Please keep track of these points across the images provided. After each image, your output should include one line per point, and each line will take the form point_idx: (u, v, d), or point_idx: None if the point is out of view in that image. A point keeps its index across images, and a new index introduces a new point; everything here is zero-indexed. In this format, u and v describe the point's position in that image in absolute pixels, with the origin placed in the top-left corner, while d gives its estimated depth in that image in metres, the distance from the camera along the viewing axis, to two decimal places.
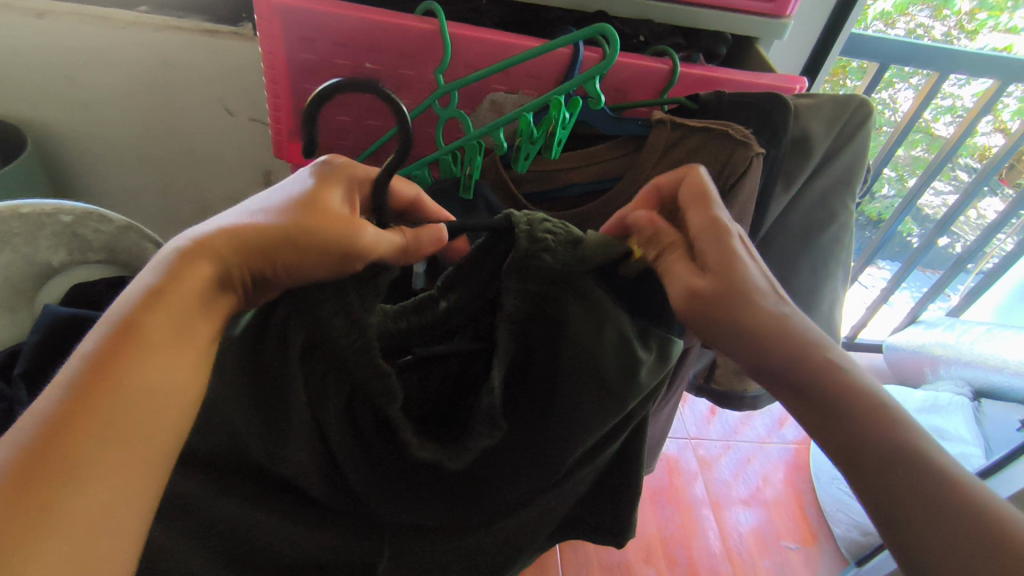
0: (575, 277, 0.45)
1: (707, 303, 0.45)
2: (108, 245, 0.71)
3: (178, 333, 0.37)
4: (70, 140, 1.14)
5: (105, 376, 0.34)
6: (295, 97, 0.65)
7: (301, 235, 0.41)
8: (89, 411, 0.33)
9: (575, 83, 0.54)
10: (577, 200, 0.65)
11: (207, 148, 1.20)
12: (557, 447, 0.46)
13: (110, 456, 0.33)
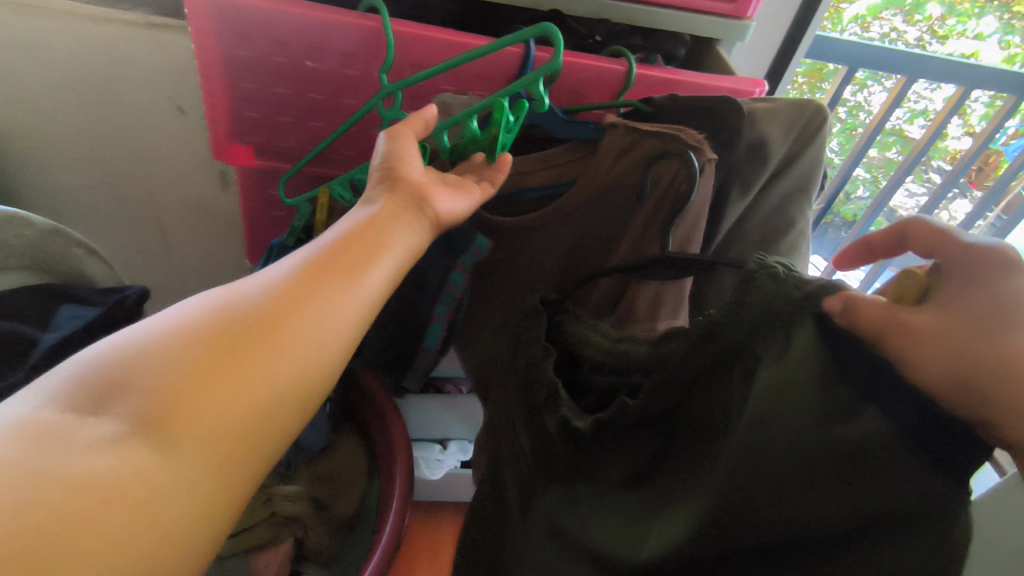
0: (792, 314, 0.36)
1: (915, 323, 0.31)
2: (33, 250, 0.67)
3: (373, 255, 0.42)
4: (11, 137, 1.08)
5: (315, 271, 0.39)
6: (231, 94, 0.60)
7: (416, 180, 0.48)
8: (292, 296, 0.37)
9: (521, 85, 0.50)
10: (531, 206, 0.62)
11: (157, 146, 1.15)
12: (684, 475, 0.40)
13: (293, 340, 0.36)
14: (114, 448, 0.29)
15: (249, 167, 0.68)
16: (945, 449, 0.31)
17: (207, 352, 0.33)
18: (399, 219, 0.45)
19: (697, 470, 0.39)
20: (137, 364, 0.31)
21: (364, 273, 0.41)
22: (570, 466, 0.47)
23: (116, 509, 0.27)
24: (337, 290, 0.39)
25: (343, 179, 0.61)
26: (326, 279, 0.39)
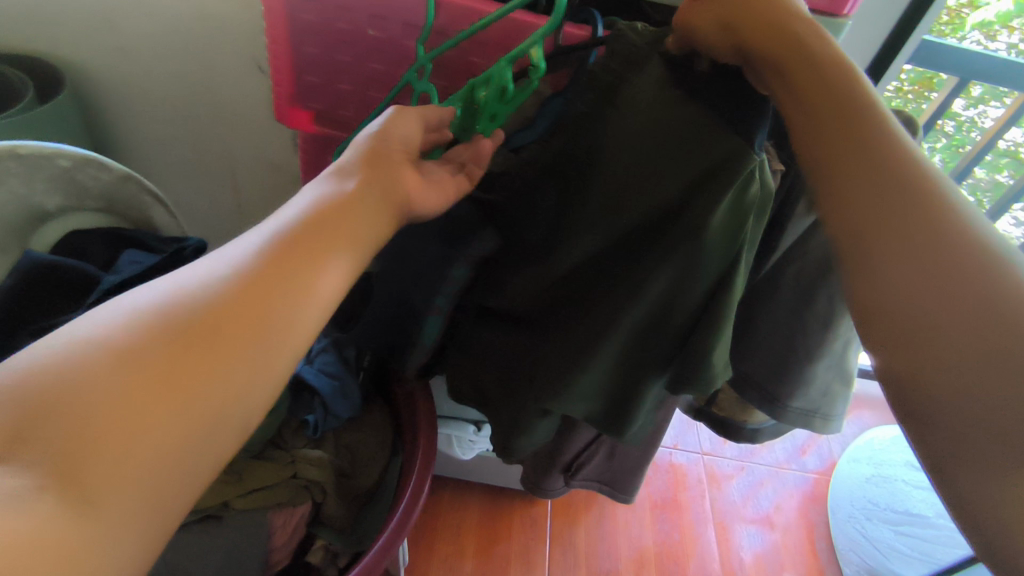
0: (641, 57, 0.49)
1: (753, 53, 0.45)
2: (107, 194, 0.71)
3: (339, 234, 0.43)
4: (108, 84, 1.16)
5: (270, 256, 0.40)
6: (293, 59, 0.61)
7: (389, 175, 0.48)
8: (251, 284, 0.38)
9: (520, 49, 0.46)
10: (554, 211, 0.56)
11: (239, 105, 1.20)
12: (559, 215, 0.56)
13: (247, 334, 0.37)
14: (26, 499, 0.28)
15: (307, 132, 0.69)
16: (739, 109, 0.46)
17: (142, 352, 0.33)
18: (374, 202, 0.46)
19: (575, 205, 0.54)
20: (55, 385, 0.30)
21: (328, 251, 0.42)
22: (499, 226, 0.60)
23: (43, 555, 0.27)
24: (299, 274, 0.40)
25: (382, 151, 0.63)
26: (285, 261, 0.40)
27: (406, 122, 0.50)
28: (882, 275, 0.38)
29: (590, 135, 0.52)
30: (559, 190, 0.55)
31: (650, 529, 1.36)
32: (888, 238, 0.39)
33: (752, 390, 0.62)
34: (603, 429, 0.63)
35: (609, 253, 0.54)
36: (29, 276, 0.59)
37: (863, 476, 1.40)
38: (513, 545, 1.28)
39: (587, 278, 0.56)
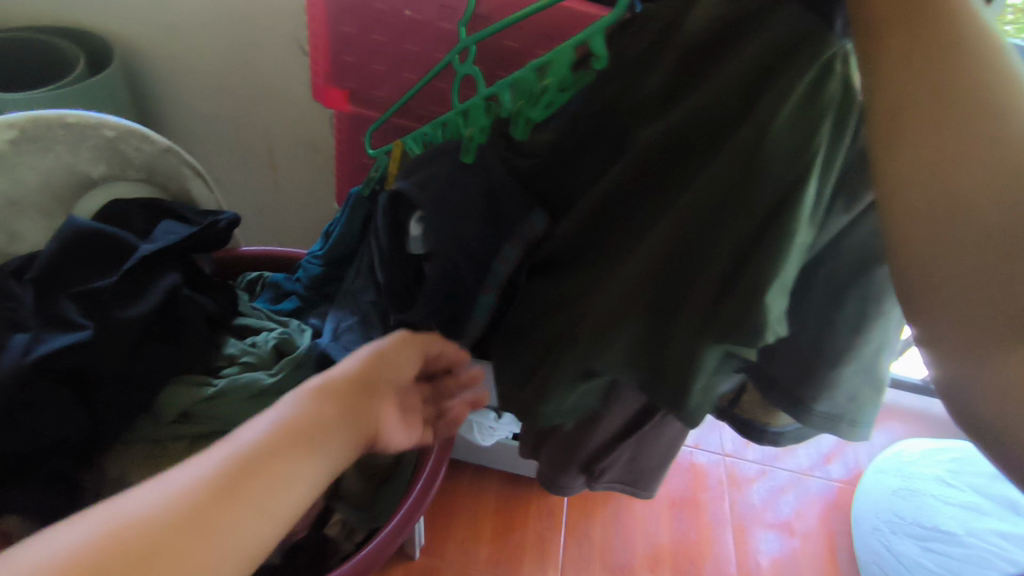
0: None
1: None
2: (149, 165, 0.74)
3: (318, 422, 0.44)
4: (157, 61, 1.20)
5: (267, 447, 0.41)
6: (330, 38, 0.61)
7: (364, 392, 0.50)
8: (225, 488, 0.37)
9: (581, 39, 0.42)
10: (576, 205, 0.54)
11: (278, 82, 1.22)
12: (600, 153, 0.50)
13: (209, 535, 0.36)
14: None
15: (342, 112, 0.70)
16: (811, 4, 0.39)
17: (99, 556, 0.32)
18: (344, 386, 0.49)
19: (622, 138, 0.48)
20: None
21: (310, 453, 0.42)
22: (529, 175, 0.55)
23: None
24: (291, 464, 0.41)
25: (414, 133, 0.62)
26: (280, 447, 0.41)
27: (382, 367, 0.55)
28: (912, 167, 0.32)
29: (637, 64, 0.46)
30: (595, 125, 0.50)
31: (666, 526, 1.35)
32: (943, 130, 0.31)
33: (777, 393, 0.61)
34: (660, 399, 0.51)
35: (648, 184, 0.48)
36: (69, 242, 0.61)
37: (891, 488, 1.35)
38: (528, 534, 1.28)
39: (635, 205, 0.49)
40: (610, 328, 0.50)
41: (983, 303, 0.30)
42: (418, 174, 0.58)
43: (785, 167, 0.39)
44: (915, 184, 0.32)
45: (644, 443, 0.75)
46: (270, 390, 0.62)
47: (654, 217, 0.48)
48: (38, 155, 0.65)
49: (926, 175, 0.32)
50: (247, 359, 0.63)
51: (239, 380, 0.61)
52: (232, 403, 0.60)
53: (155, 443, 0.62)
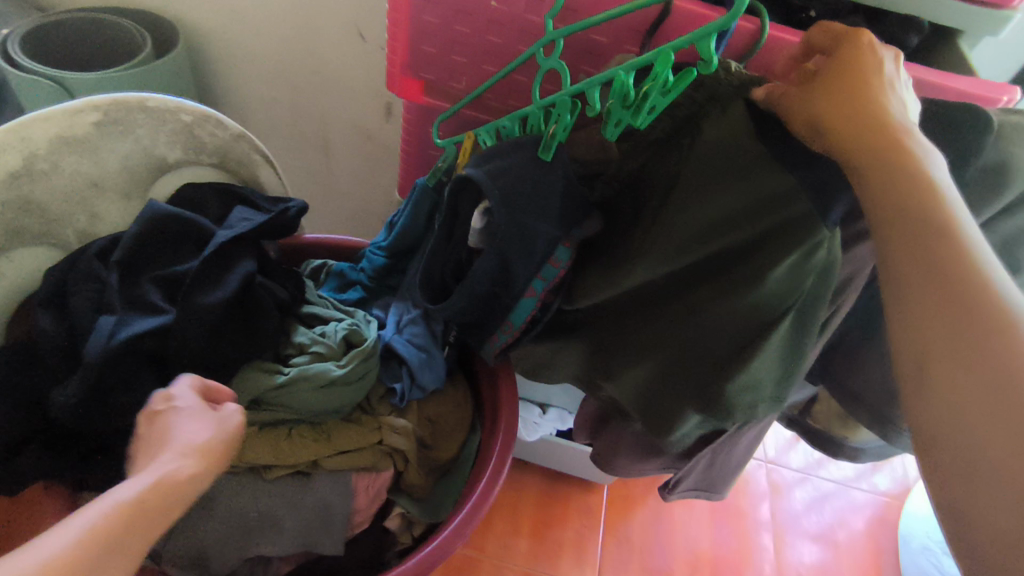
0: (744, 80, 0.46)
1: (836, 146, 0.41)
2: (222, 150, 0.74)
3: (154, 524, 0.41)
4: (218, 44, 1.21)
5: (96, 535, 0.37)
6: (411, 29, 0.60)
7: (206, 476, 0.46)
8: None
9: (687, 42, 0.41)
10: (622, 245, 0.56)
11: (337, 69, 1.22)
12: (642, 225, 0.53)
13: None
14: None
15: (416, 103, 0.69)
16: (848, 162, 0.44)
17: None
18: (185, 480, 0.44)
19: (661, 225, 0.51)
20: None
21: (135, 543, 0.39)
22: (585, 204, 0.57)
23: None
24: (120, 555, 0.38)
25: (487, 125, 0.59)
26: (112, 545, 0.38)
27: (220, 445, 0.49)
28: (932, 370, 0.34)
29: (676, 153, 0.49)
30: (647, 194, 0.52)
31: (706, 531, 1.33)
32: (942, 316, 0.34)
33: (865, 410, 0.57)
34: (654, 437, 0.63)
35: (687, 276, 0.53)
36: (149, 228, 0.62)
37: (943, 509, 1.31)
38: (567, 532, 1.28)
39: (656, 301, 0.56)
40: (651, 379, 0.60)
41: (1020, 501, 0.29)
42: (489, 166, 0.55)
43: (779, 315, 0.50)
44: (936, 406, 0.33)
45: (721, 452, 0.74)
46: (339, 380, 0.62)
47: (691, 316, 0.53)
48: (120, 138, 0.66)
49: (934, 398, 0.33)
50: (316, 349, 0.63)
51: (310, 370, 0.61)
52: (302, 392, 0.61)
53: None
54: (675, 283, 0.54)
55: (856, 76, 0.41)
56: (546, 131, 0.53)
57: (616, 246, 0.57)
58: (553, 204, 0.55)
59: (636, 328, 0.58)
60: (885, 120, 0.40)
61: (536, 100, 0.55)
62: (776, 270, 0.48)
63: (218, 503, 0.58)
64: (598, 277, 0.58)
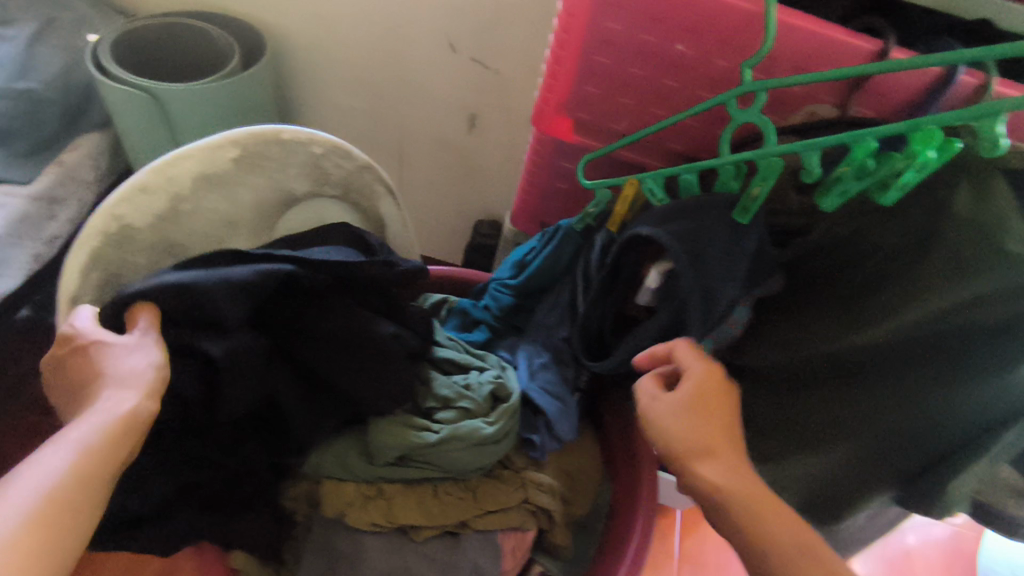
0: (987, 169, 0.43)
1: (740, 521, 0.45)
2: (346, 181, 0.70)
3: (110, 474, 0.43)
4: (301, 51, 1.17)
5: (53, 501, 0.39)
6: (579, 68, 0.56)
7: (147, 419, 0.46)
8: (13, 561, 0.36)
9: (958, 120, 0.37)
10: (819, 311, 0.52)
11: (422, 79, 1.18)
12: (854, 290, 0.49)
13: None
14: None
15: (562, 139, 0.65)
16: None
17: None
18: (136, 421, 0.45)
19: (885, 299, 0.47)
20: None
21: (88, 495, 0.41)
22: (779, 264, 0.53)
23: None
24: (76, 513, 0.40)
25: (657, 175, 0.55)
26: (77, 504, 0.40)
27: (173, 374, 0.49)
28: None
29: (915, 218, 0.45)
30: (864, 262, 0.48)
31: None
32: None
33: None
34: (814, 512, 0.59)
35: (901, 353, 0.48)
36: (207, 284, 0.50)
37: None
38: None
39: (860, 375, 0.51)
40: (825, 449, 0.54)
41: None
42: (668, 228, 0.51)
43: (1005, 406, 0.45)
44: None
45: (842, 538, 0.66)
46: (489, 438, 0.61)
47: (898, 395, 0.49)
48: (253, 174, 0.63)
49: None
50: (464, 404, 0.62)
51: (464, 427, 0.60)
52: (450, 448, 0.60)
53: (369, 483, 0.60)
54: (887, 358, 0.49)
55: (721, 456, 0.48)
56: (745, 191, 0.49)
57: (810, 307, 0.52)
58: (749, 264, 0.51)
59: (819, 394, 0.54)
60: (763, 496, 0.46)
61: (724, 153, 0.51)
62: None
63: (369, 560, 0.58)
64: (786, 336, 0.54)
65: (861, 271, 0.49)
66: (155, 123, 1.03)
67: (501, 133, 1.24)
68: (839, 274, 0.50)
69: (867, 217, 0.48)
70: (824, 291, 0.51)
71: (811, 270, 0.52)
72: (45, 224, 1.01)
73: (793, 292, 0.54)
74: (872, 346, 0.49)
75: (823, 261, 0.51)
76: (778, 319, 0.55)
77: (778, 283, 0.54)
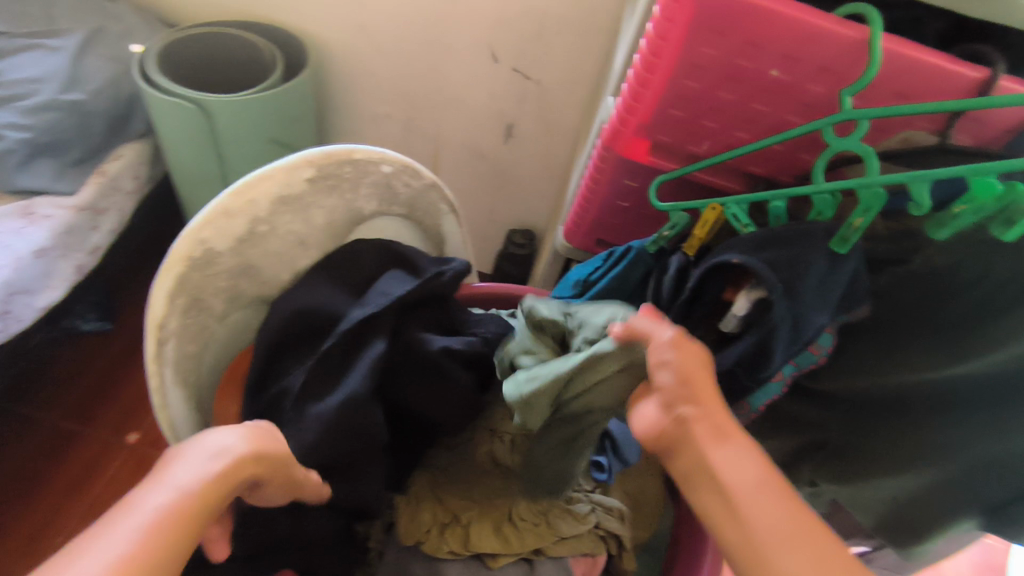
0: None
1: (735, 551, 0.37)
2: (413, 200, 0.70)
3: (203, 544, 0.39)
4: (341, 61, 1.16)
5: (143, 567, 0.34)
6: (666, 91, 0.56)
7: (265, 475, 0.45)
8: None
9: None
10: (915, 339, 0.51)
11: (461, 89, 1.17)
12: (954, 319, 0.48)
13: None
14: None
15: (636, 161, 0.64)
16: None
17: None
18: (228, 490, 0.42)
19: (988, 332, 0.46)
20: None
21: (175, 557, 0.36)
22: (874, 290, 0.53)
23: None
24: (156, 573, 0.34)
25: (743, 200, 0.55)
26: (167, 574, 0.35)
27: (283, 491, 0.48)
28: None
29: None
30: (967, 292, 0.47)
31: None
32: None
33: None
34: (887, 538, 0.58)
35: (1002, 387, 0.47)
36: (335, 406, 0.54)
37: None
38: None
39: (967, 403, 0.49)
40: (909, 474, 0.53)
41: None
42: (762, 254, 0.51)
43: None
44: None
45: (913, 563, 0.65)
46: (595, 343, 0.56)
47: (997, 428, 0.48)
48: (326, 194, 0.62)
49: None
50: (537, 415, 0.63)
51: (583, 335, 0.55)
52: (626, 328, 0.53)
53: (445, 512, 0.60)
54: (991, 386, 0.47)
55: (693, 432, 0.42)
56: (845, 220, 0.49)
57: (907, 333, 0.52)
58: (843, 290, 0.51)
59: (909, 423, 0.53)
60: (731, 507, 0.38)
61: (820, 181, 0.51)
62: None
63: None
64: (879, 361, 0.54)
65: (962, 302, 0.48)
66: (199, 134, 1.02)
67: (538, 143, 1.22)
68: (937, 303, 0.49)
69: (970, 247, 0.46)
70: (920, 319, 0.51)
71: (905, 298, 0.51)
72: (89, 233, 1.02)
73: (884, 319, 0.53)
74: (971, 378, 0.48)
75: (919, 289, 0.50)
76: (869, 345, 0.55)
77: (871, 309, 0.53)
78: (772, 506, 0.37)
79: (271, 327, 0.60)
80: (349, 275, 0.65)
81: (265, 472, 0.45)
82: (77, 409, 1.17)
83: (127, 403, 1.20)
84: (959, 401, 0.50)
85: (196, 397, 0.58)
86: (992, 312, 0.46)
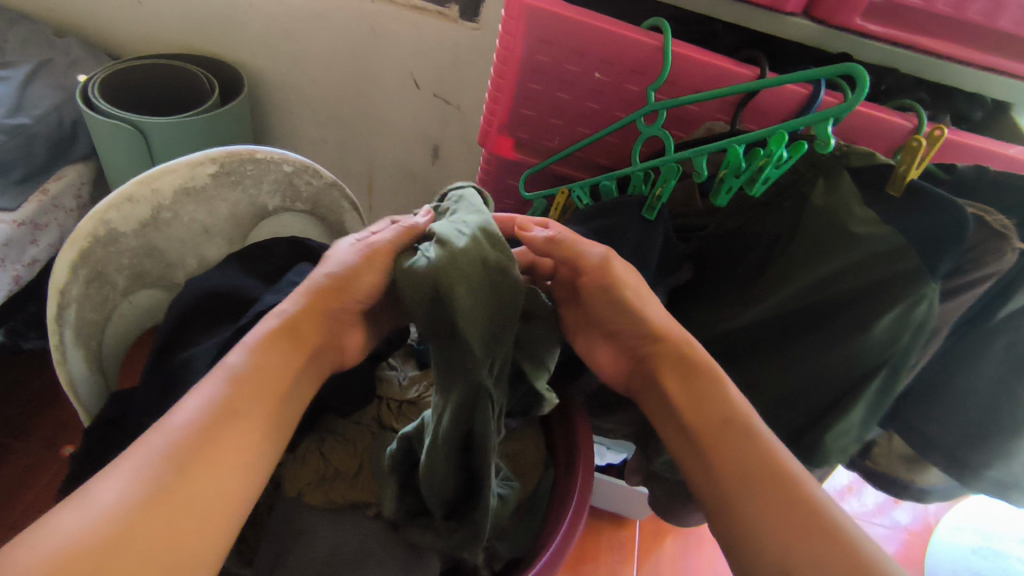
0: (831, 165, 0.52)
1: (708, 445, 0.50)
2: (315, 198, 0.78)
3: (254, 452, 0.47)
4: (277, 89, 1.26)
5: (169, 467, 0.42)
6: (516, 94, 0.66)
7: (342, 296, 0.56)
8: (184, 457, 0.43)
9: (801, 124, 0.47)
10: (721, 296, 0.60)
11: (388, 115, 1.27)
12: (746, 273, 0.58)
13: (175, 505, 0.41)
14: (112, 513, 0.38)
15: (505, 158, 0.74)
16: (934, 242, 0.47)
17: (148, 490, 0.40)
18: (302, 351, 0.54)
19: (766, 278, 0.56)
20: (140, 481, 0.41)
21: (247, 413, 0.48)
22: (689, 254, 0.63)
23: (194, 495, 0.42)
24: (241, 428, 0.47)
25: (582, 184, 0.65)
26: (221, 441, 0.45)
27: (368, 271, 0.56)
28: (714, 492, 0.48)
29: (789, 203, 0.55)
30: (754, 247, 0.58)
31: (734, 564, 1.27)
32: (730, 476, 0.47)
33: (939, 452, 0.59)
34: None
35: (781, 324, 0.57)
36: (200, 351, 0.62)
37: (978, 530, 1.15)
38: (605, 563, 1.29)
39: (758, 349, 0.59)
40: None
41: (814, 553, 0.42)
42: (592, 223, 0.60)
43: (868, 361, 0.53)
44: (741, 519, 0.45)
45: None
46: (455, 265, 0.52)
47: (782, 362, 0.57)
48: (230, 188, 0.69)
49: (730, 502, 0.46)
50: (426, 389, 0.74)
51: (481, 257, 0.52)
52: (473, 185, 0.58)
53: (328, 466, 0.67)
54: (776, 331, 0.57)
55: (663, 354, 0.56)
56: (650, 193, 0.58)
57: (714, 290, 0.61)
58: (662, 250, 0.60)
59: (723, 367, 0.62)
60: (725, 413, 0.50)
61: (636, 164, 0.61)
62: (877, 325, 0.51)
63: (319, 538, 0.63)
64: (695, 315, 0.63)
65: (754, 253, 0.58)
66: (137, 154, 1.09)
67: (462, 163, 1.33)
68: (735, 258, 0.59)
69: (749, 207, 0.57)
70: (722, 276, 0.61)
71: (710, 258, 0.62)
72: (27, 247, 1.08)
73: (699, 279, 0.63)
74: (762, 319, 0.57)
75: (720, 246, 0.60)
76: (689, 304, 0.64)
77: (687, 271, 0.63)
78: (709, 393, 0.52)
79: (182, 301, 0.65)
80: (258, 265, 0.70)
81: (338, 298, 0.56)
82: (12, 424, 1.20)
83: (64, 417, 1.23)
84: (760, 342, 0.59)
85: (98, 366, 0.64)
86: (776, 264, 0.56)
